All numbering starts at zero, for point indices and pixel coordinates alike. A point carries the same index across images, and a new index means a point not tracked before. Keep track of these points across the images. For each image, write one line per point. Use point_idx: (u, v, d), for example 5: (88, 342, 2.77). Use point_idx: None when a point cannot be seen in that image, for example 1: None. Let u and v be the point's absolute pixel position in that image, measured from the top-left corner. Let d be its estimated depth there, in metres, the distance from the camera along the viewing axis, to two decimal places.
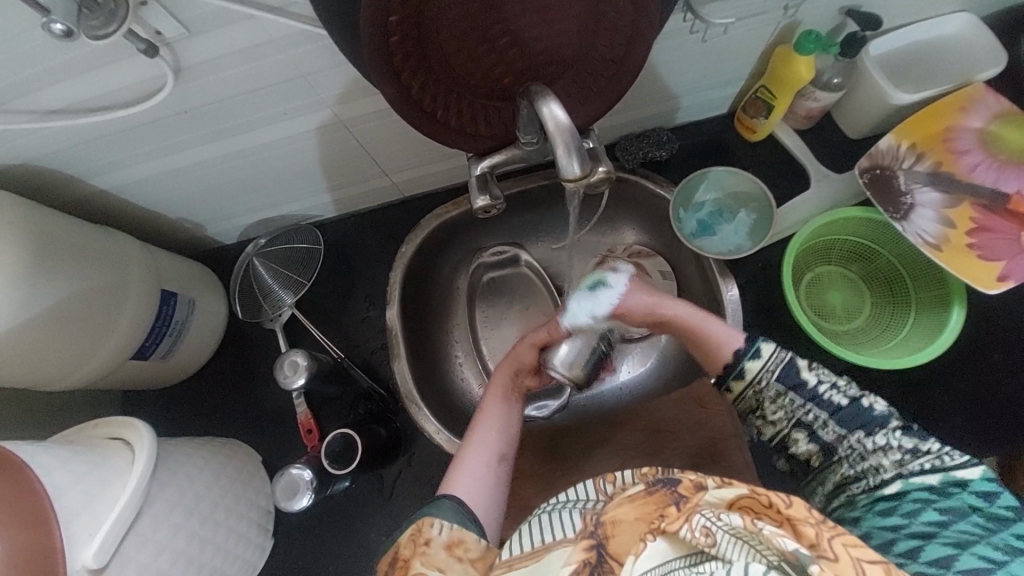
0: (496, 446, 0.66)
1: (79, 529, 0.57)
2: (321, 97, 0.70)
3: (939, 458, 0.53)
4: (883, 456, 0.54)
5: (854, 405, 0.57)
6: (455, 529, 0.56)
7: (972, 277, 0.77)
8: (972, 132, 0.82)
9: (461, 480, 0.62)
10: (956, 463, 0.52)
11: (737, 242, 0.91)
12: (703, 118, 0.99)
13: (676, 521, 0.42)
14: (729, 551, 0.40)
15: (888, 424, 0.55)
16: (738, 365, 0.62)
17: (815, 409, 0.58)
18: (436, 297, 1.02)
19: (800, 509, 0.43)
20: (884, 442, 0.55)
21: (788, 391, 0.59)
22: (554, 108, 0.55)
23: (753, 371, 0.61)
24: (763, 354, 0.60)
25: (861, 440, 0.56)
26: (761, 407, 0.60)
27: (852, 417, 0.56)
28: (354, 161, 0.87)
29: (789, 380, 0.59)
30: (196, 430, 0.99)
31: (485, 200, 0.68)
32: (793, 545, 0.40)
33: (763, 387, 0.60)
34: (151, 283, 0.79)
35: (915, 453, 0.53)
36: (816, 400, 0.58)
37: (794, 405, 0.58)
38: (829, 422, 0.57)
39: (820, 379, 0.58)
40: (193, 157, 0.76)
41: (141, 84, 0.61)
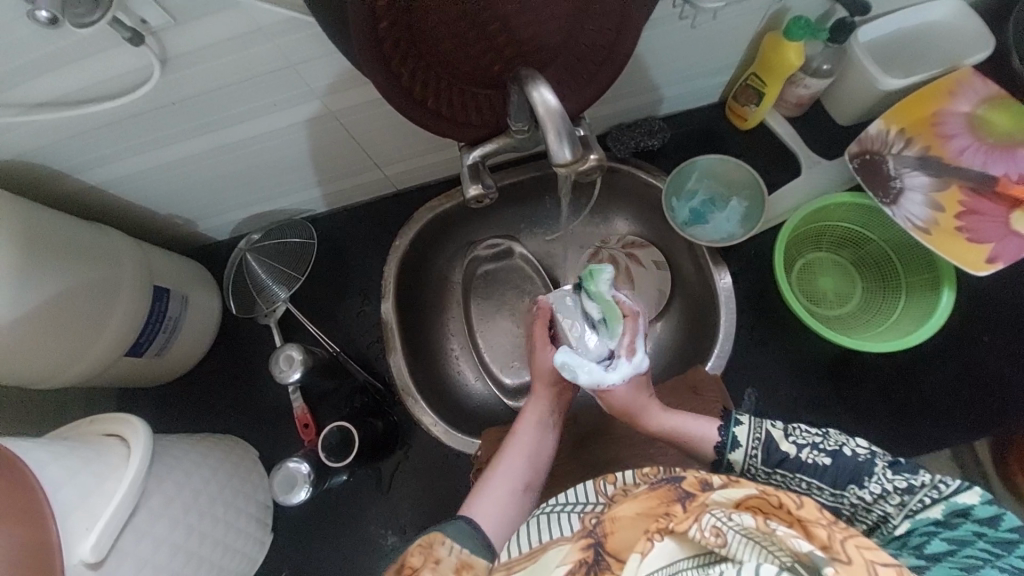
0: (521, 477, 0.68)
1: (75, 522, 0.57)
2: (311, 88, 0.69)
3: (936, 488, 0.50)
4: (885, 502, 0.52)
5: (837, 459, 0.55)
6: (464, 552, 0.56)
7: (960, 260, 0.78)
8: (960, 116, 0.83)
9: (481, 505, 0.64)
10: (953, 491, 0.49)
11: (729, 230, 0.92)
12: (695, 107, 0.99)
13: (685, 521, 0.42)
14: (740, 551, 0.39)
15: (875, 467, 0.54)
16: (725, 458, 0.62)
17: (805, 477, 0.56)
18: (431, 291, 1.02)
19: (811, 510, 0.43)
20: (879, 489, 0.53)
21: (776, 470, 0.58)
22: (544, 92, 0.55)
23: (739, 462, 0.61)
24: (739, 440, 0.61)
25: (858, 494, 0.54)
26: (762, 490, 0.60)
27: (841, 472, 0.55)
28: (346, 154, 0.87)
29: (772, 456, 0.58)
30: (193, 426, 0.99)
31: (477, 189, 0.70)
32: (807, 546, 0.39)
33: (753, 471, 0.60)
34: (144, 279, 0.79)
35: (912, 489, 0.51)
36: (803, 468, 0.57)
37: (787, 479, 0.58)
38: (825, 486, 0.55)
39: (799, 445, 0.58)
40: (183, 150, 0.76)
41: (128, 75, 0.60)
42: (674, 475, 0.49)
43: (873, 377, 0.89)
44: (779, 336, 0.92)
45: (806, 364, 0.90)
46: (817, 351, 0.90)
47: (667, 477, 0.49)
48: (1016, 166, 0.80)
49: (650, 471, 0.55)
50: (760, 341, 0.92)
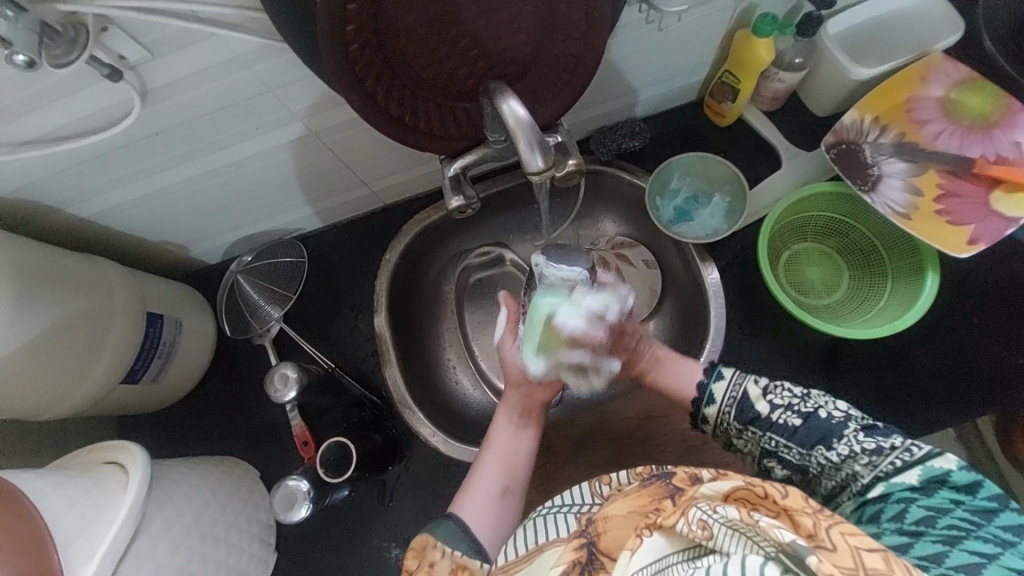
0: (501, 479, 0.68)
1: (77, 551, 0.57)
2: (291, 111, 0.71)
3: (907, 451, 0.53)
4: (855, 462, 0.54)
5: (808, 422, 0.58)
6: (458, 554, 0.59)
7: (941, 242, 0.79)
8: (933, 101, 0.84)
9: (467, 503, 0.66)
10: (927, 455, 0.52)
11: (713, 225, 0.93)
12: (673, 107, 1.01)
13: (672, 515, 0.43)
14: (727, 543, 0.39)
15: (847, 431, 0.56)
16: (700, 412, 0.67)
17: (774, 435, 0.59)
18: (424, 302, 1.02)
19: (796, 500, 0.44)
20: (847, 450, 0.55)
21: (747, 426, 0.62)
22: (513, 104, 0.56)
23: (714, 415, 0.65)
24: (715, 396, 0.65)
25: (824, 455, 0.56)
26: (733, 442, 0.64)
27: (809, 435, 0.57)
28: (331, 172, 0.88)
29: (744, 414, 0.62)
30: (194, 450, 0.99)
31: (459, 201, 0.71)
32: (790, 535, 0.38)
33: (727, 426, 0.64)
34: (136, 306, 0.80)
35: (881, 452, 0.54)
36: (773, 426, 0.60)
37: (757, 436, 0.61)
38: (790, 446, 0.58)
39: (773, 406, 0.60)
40: (170, 178, 0.77)
41: (110, 109, 0.62)
42: (665, 472, 0.50)
43: (865, 363, 0.89)
44: (771, 327, 0.92)
45: (801, 354, 0.90)
46: (808, 341, 0.91)
47: (658, 474, 0.50)
48: (992, 147, 0.81)
49: (643, 470, 0.55)
50: (751, 334, 0.92)
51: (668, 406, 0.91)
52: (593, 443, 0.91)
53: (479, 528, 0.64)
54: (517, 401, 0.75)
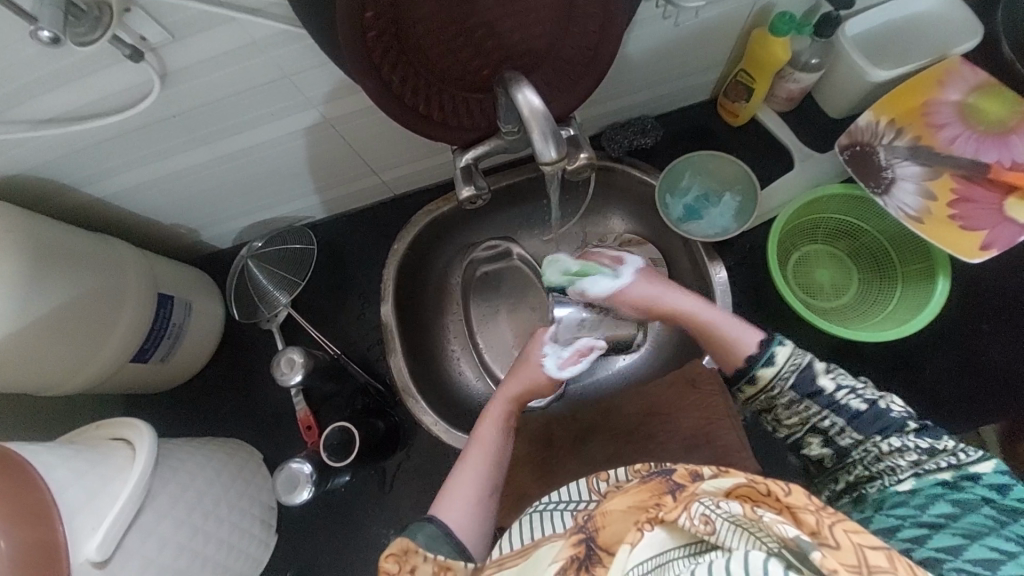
0: (481, 482, 0.67)
1: (82, 522, 0.58)
2: (306, 96, 0.71)
3: (955, 455, 0.53)
4: (900, 457, 0.55)
5: (872, 409, 0.57)
6: (441, 557, 0.59)
7: (954, 247, 0.78)
8: (950, 106, 0.83)
9: (447, 506, 0.65)
10: (971, 460, 0.53)
11: (723, 225, 0.93)
12: (686, 106, 1.00)
13: (674, 509, 0.44)
14: (729, 538, 0.41)
15: (905, 427, 0.55)
16: (750, 372, 0.62)
17: (832, 415, 0.58)
18: (431, 293, 1.03)
19: (800, 497, 0.43)
20: (899, 444, 0.55)
21: (804, 398, 0.59)
22: (528, 94, 0.56)
23: (766, 379, 0.61)
24: (776, 360, 0.60)
25: (879, 443, 0.56)
26: (774, 411, 0.61)
27: (871, 421, 0.56)
28: (343, 160, 0.88)
29: (805, 386, 0.59)
30: (199, 431, 1.00)
31: (470, 191, 0.71)
32: (794, 531, 0.40)
33: (776, 394, 0.60)
34: (148, 286, 0.81)
35: (931, 452, 0.54)
36: (835, 405, 0.58)
37: (810, 410, 0.59)
38: (845, 428, 0.57)
39: (838, 385, 0.58)
40: (184, 161, 0.78)
41: (129, 90, 0.63)
42: (664, 468, 0.49)
43: (871, 367, 0.89)
44: (777, 328, 0.92)
45: (807, 357, 0.90)
46: (815, 343, 0.90)
47: (658, 470, 0.50)
48: (1009, 153, 0.80)
49: (642, 467, 0.55)
50: None
51: (670, 404, 0.91)
52: (593, 440, 0.90)
53: (460, 528, 0.63)
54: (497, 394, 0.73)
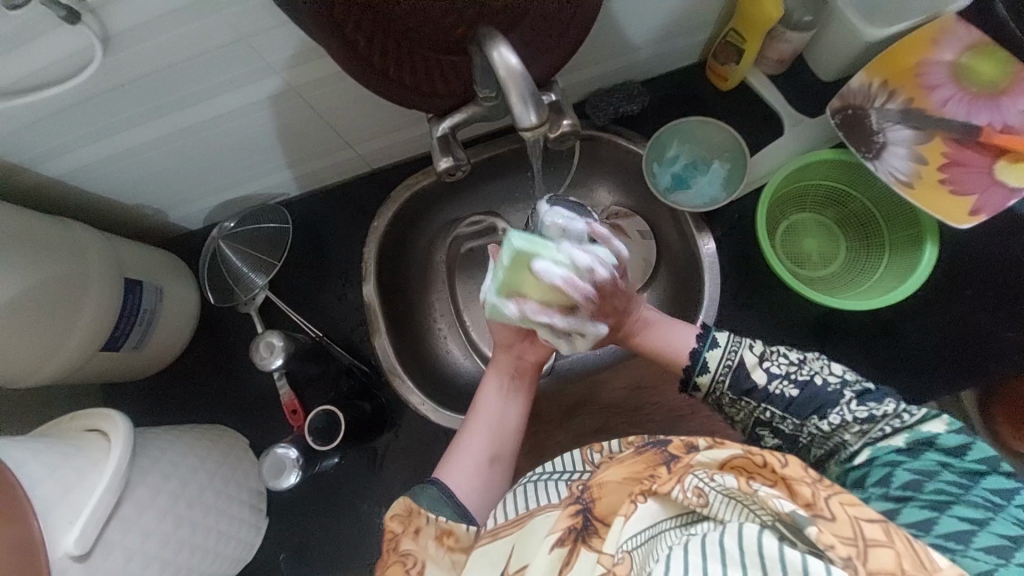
0: (488, 449, 0.68)
1: (57, 519, 0.56)
2: (267, 62, 0.66)
3: (899, 418, 0.54)
4: (845, 431, 0.55)
5: (805, 391, 0.58)
6: (445, 520, 0.59)
7: (943, 213, 0.78)
8: (943, 66, 0.80)
9: (453, 470, 0.66)
10: (917, 420, 0.54)
11: (712, 194, 0.91)
12: (674, 70, 0.96)
13: (667, 482, 0.43)
14: (722, 510, 0.41)
15: (843, 399, 0.56)
16: (692, 379, 0.63)
17: (770, 407, 0.59)
18: (413, 271, 1.00)
19: (796, 468, 0.43)
20: (839, 420, 0.55)
21: (742, 397, 0.60)
22: (505, 53, 0.51)
23: (706, 384, 0.63)
24: (710, 364, 0.62)
25: (818, 424, 0.56)
26: (724, 411, 0.63)
27: (806, 404, 0.57)
28: (314, 132, 0.83)
29: (740, 385, 0.60)
30: (181, 418, 0.98)
31: (448, 162, 0.68)
32: (790, 506, 0.39)
33: (719, 396, 0.62)
34: (113, 272, 0.77)
35: (874, 419, 0.55)
36: (769, 398, 0.59)
37: (751, 406, 0.60)
38: (786, 416, 0.58)
39: (770, 377, 0.59)
40: (141, 136, 0.73)
41: (70, 58, 0.57)
42: (659, 439, 0.50)
43: (855, 335, 0.89)
44: (764, 298, 0.91)
45: (793, 326, 0.90)
46: (801, 312, 0.90)
47: (653, 441, 0.50)
48: (1001, 115, 0.77)
49: (635, 438, 0.56)
50: (744, 305, 0.91)
51: (658, 377, 0.90)
52: (583, 411, 0.91)
53: (463, 493, 0.64)
54: (505, 364, 0.73)
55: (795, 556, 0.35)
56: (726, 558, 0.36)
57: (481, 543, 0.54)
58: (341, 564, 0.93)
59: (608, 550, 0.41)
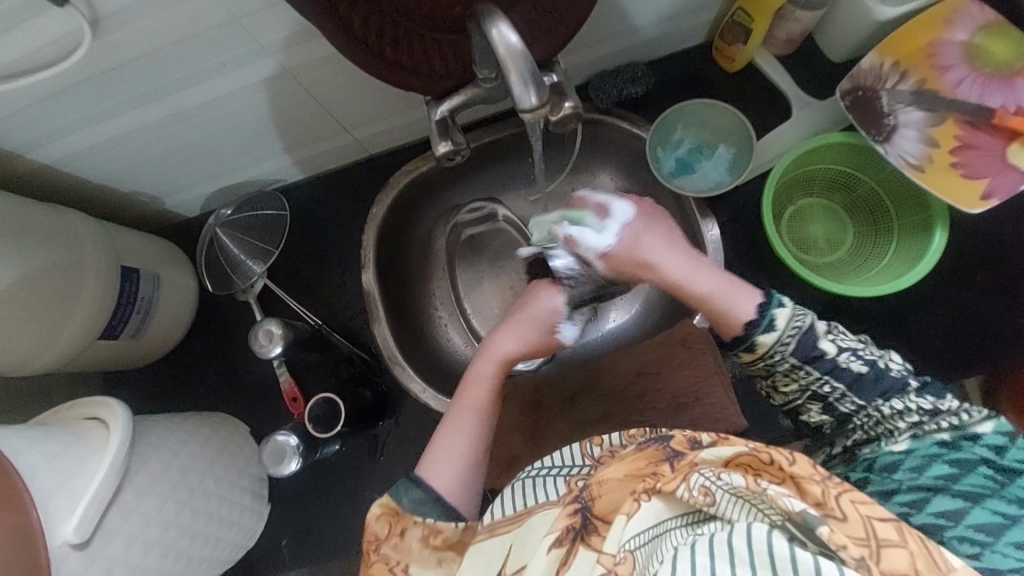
0: (472, 442, 0.67)
1: (57, 507, 0.56)
2: (260, 43, 0.64)
3: (957, 416, 0.55)
4: (900, 419, 0.56)
5: (872, 371, 0.56)
6: (434, 520, 0.59)
7: (952, 198, 0.76)
8: (957, 46, 0.77)
9: (435, 468, 0.64)
10: (973, 420, 0.55)
11: (717, 178, 0.89)
12: (679, 51, 0.93)
13: (673, 481, 0.43)
14: (728, 510, 0.41)
15: (906, 388, 0.56)
16: (751, 338, 0.58)
17: (832, 380, 0.57)
18: (414, 256, 0.99)
19: (804, 467, 0.43)
20: (901, 407, 0.56)
21: (805, 364, 0.57)
22: (504, 29, 0.49)
23: (765, 347, 0.57)
24: (777, 324, 0.57)
25: (880, 407, 0.57)
26: (773, 378, 0.60)
27: (870, 385, 0.56)
28: (310, 117, 0.81)
29: (806, 351, 0.56)
30: (182, 405, 0.98)
31: (446, 146, 0.68)
32: (800, 505, 0.39)
33: (776, 361, 0.58)
34: (110, 260, 0.76)
35: (934, 412, 0.56)
36: (835, 369, 0.57)
37: (810, 375, 0.57)
38: (846, 394, 0.57)
39: (838, 348, 0.56)
40: (134, 121, 0.71)
41: (58, 41, 0.55)
42: (662, 435, 0.50)
43: (861, 321, 0.88)
44: (769, 286, 0.90)
45: (797, 313, 0.89)
46: (806, 299, 0.89)
47: (656, 436, 0.50)
48: (1015, 97, 0.75)
49: (637, 432, 0.57)
50: None
51: (661, 364, 0.90)
52: (586, 399, 0.90)
53: (448, 489, 0.63)
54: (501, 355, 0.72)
55: (806, 557, 0.35)
56: (735, 559, 0.36)
57: (478, 539, 0.54)
58: (344, 550, 0.94)
59: (608, 550, 0.41)
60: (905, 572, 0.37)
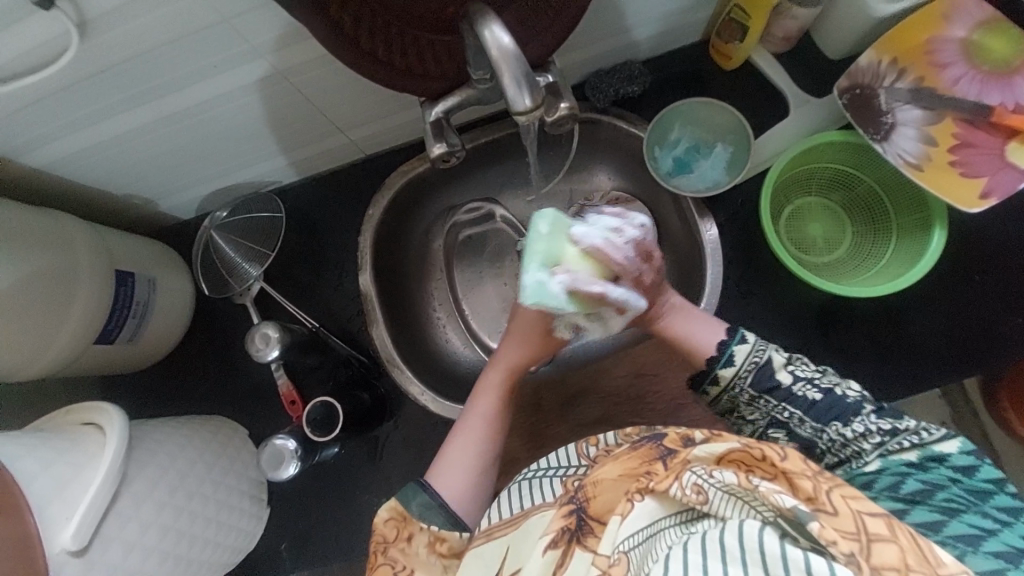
0: (483, 448, 0.67)
1: (55, 512, 0.56)
2: (252, 45, 0.63)
3: (918, 434, 0.57)
4: (864, 441, 0.57)
5: (828, 397, 0.59)
6: (440, 528, 0.60)
7: (951, 196, 0.76)
8: (955, 43, 0.77)
9: (445, 474, 0.64)
10: (936, 438, 0.56)
11: (715, 178, 0.89)
12: (676, 49, 0.93)
13: (665, 480, 0.43)
14: (723, 507, 0.40)
15: (862, 410, 0.58)
16: (714, 371, 0.64)
17: (790, 407, 0.60)
18: (412, 258, 0.98)
19: (797, 462, 0.44)
20: (862, 429, 0.57)
21: (762, 395, 0.61)
22: (497, 31, 0.48)
23: (727, 379, 0.63)
24: (736, 358, 0.63)
25: (841, 430, 0.58)
26: (738, 409, 0.64)
27: (827, 409, 0.59)
28: (304, 118, 0.81)
29: (763, 382, 0.61)
30: (180, 409, 0.98)
31: (442, 148, 0.67)
32: (790, 501, 0.38)
33: (738, 392, 0.63)
34: (105, 264, 0.75)
35: (894, 432, 0.57)
36: (791, 398, 0.60)
37: (770, 405, 0.61)
38: (805, 419, 0.60)
39: (794, 377, 0.61)
40: (126, 124, 0.70)
41: (47, 45, 0.55)
42: (656, 434, 0.51)
43: (859, 321, 0.88)
44: (767, 285, 0.90)
45: (795, 312, 0.89)
46: (804, 298, 0.89)
47: (650, 435, 0.51)
48: (1013, 94, 0.74)
49: (633, 431, 0.57)
50: (746, 292, 0.90)
51: (659, 365, 0.89)
52: (583, 400, 0.91)
53: (457, 496, 0.63)
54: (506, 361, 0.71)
55: (797, 553, 0.34)
56: (726, 557, 0.36)
57: (476, 544, 0.54)
58: (343, 552, 0.94)
59: (603, 551, 0.42)
60: (896, 567, 0.36)
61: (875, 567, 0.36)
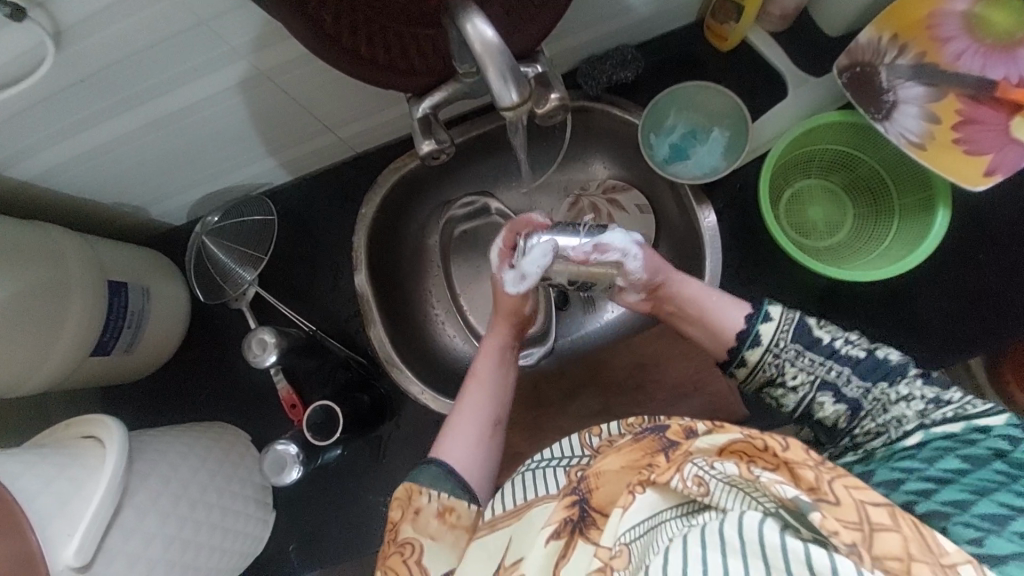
0: (489, 416, 0.68)
1: (55, 530, 0.56)
2: (230, 46, 0.61)
3: (961, 407, 0.54)
4: (907, 406, 0.56)
5: (871, 357, 0.59)
6: (446, 497, 0.59)
7: (956, 175, 0.74)
8: (957, 16, 0.74)
9: (452, 447, 0.64)
10: (978, 412, 0.53)
11: (713, 164, 0.87)
12: (670, 31, 0.90)
13: (666, 471, 0.43)
14: (723, 498, 0.40)
15: (908, 373, 0.57)
16: (752, 331, 0.62)
17: (836, 364, 0.59)
18: (408, 255, 0.97)
19: (797, 452, 0.43)
20: (906, 391, 0.56)
21: (805, 351, 0.60)
22: (479, 23, 0.47)
23: (767, 334, 0.61)
24: (773, 315, 0.62)
25: (885, 390, 0.57)
26: (780, 375, 0.61)
27: (872, 369, 0.58)
28: (290, 118, 0.79)
29: (804, 338, 0.60)
30: (180, 416, 0.98)
31: (430, 145, 0.66)
32: (792, 492, 0.38)
33: (779, 350, 0.61)
34: (96, 275, 0.74)
35: (938, 402, 0.55)
36: (836, 355, 0.59)
37: (815, 363, 0.59)
38: (851, 377, 0.58)
39: (833, 336, 0.60)
40: (107, 133, 0.69)
41: (20, 57, 0.53)
42: (659, 425, 0.50)
43: (864, 304, 0.87)
44: (768, 272, 0.89)
45: (797, 298, 0.88)
46: (806, 285, 0.88)
47: (653, 426, 0.50)
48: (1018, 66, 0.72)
49: (635, 421, 0.57)
50: (746, 280, 0.89)
51: (661, 354, 0.89)
52: (585, 393, 0.90)
53: (465, 467, 0.63)
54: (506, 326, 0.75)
55: (797, 545, 0.34)
56: (727, 548, 0.35)
57: (479, 534, 0.54)
58: (351, 552, 0.94)
59: (604, 543, 0.41)
60: (900, 556, 0.36)
61: (878, 558, 0.36)
